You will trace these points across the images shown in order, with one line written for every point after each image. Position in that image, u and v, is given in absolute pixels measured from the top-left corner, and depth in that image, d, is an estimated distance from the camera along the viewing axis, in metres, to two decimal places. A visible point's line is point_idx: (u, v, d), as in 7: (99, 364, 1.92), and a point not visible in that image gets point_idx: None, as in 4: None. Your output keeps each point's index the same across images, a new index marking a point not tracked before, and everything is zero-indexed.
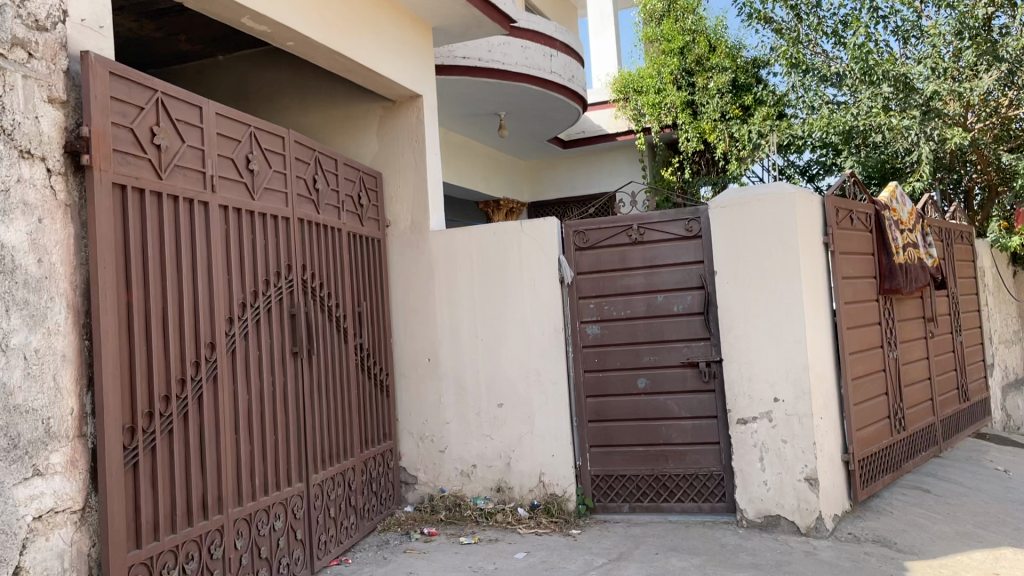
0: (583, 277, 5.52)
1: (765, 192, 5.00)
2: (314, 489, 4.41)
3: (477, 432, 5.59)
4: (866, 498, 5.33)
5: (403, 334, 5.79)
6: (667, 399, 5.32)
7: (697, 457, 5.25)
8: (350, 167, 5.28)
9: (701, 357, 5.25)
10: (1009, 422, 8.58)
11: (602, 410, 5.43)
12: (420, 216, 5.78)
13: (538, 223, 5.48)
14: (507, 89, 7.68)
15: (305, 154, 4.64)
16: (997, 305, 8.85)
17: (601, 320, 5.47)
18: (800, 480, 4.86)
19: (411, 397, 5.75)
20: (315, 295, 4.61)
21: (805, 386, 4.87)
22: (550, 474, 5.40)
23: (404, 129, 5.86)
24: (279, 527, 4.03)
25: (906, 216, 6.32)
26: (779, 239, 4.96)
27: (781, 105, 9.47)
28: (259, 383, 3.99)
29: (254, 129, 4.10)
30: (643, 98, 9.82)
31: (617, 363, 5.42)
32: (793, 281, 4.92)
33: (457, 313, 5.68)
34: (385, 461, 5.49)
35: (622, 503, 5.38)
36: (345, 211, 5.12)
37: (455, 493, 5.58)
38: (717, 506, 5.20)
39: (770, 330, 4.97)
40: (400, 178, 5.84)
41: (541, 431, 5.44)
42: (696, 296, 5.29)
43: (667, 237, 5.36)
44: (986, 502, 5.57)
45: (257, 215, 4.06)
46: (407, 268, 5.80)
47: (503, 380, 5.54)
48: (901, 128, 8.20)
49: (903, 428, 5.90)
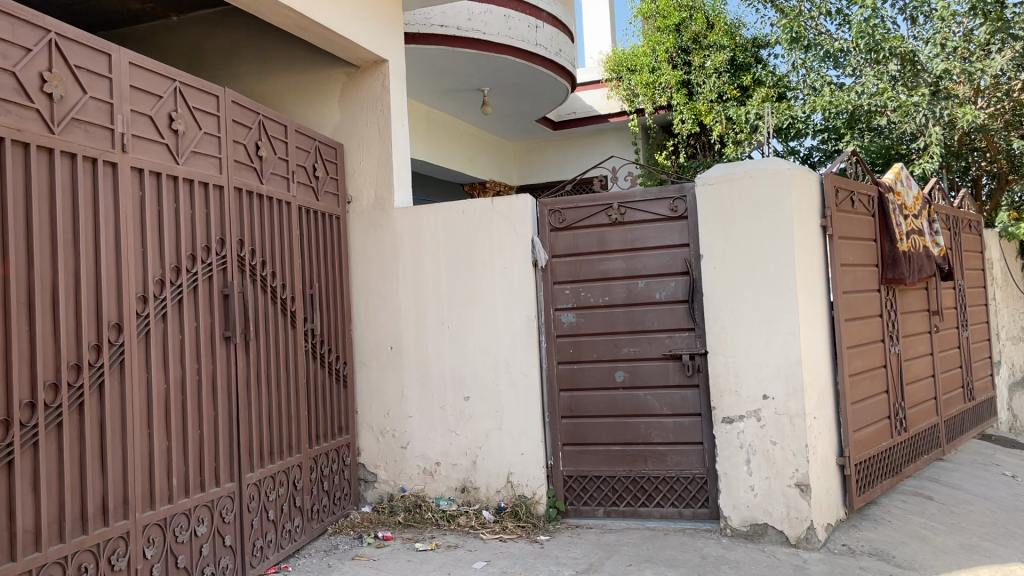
0: (559, 260, 5.07)
1: (757, 167, 4.54)
2: (248, 489, 3.97)
3: (442, 427, 5.15)
4: (863, 506, 4.88)
5: (364, 320, 5.33)
6: (646, 395, 4.87)
7: (679, 458, 4.80)
8: (303, 134, 4.82)
9: (684, 350, 4.80)
10: (1015, 423, 8.13)
11: (576, 406, 4.98)
12: (384, 192, 5.31)
13: (511, 200, 5.02)
14: (488, 61, 7.18)
15: (246, 117, 4.18)
16: (1005, 300, 8.40)
17: (577, 307, 5.02)
18: (790, 485, 4.42)
19: (371, 387, 5.30)
20: (256, 275, 4.16)
21: (797, 384, 4.41)
22: (518, 475, 4.96)
23: (367, 97, 5.39)
24: (202, 533, 3.60)
25: (911, 200, 5.84)
26: (772, 221, 4.50)
27: (782, 86, 9.02)
28: (179, 370, 3.54)
29: (178, 84, 3.65)
30: (637, 77, 9.30)
31: (593, 354, 4.97)
32: (786, 266, 4.46)
33: (422, 297, 5.22)
34: (340, 458, 5.05)
35: (596, 507, 4.93)
36: (295, 182, 4.66)
37: (416, 493, 5.14)
38: (699, 512, 4.75)
39: (760, 320, 4.52)
40: (362, 150, 5.37)
41: (509, 428, 5.00)
42: (680, 283, 4.84)
43: (650, 218, 4.90)
44: (993, 511, 5.12)
45: (180, 180, 3.60)
46: (369, 248, 5.35)
47: (470, 371, 5.10)
48: (910, 106, 7.72)
49: (904, 429, 5.46)
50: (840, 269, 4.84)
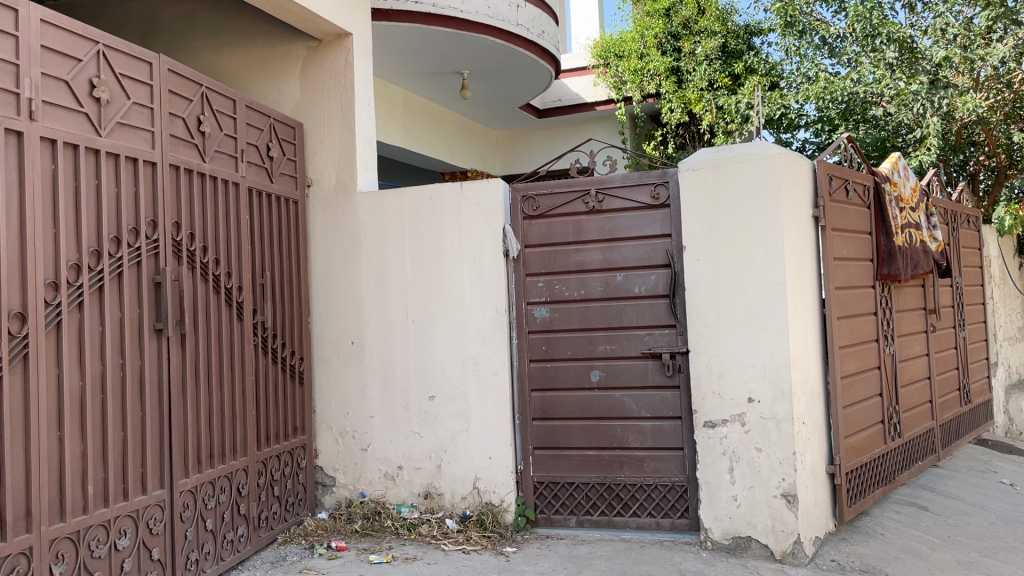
0: (532, 251, 4.72)
1: (745, 152, 4.20)
2: (182, 497, 3.61)
3: (405, 429, 4.79)
4: (854, 517, 4.56)
5: (324, 313, 4.97)
6: (623, 396, 4.53)
7: (657, 465, 4.47)
8: (255, 111, 4.45)
9: (664, 348, 4.47)
10: (1011, 427, 7.82)
11: (548, 407, 4.64)
12: (346, 175, 4.95)
13: (481, 185, 4.67)
14: (468, 42, 6.82)
15: (185, 88, 3.82)
16: (1003, 299, 8.10)
17: (550, 301, 4.67)
18: (776, 496, 4.09)
19: (331, 384, 4.94)
20: (196, 262, 3.80)
21: (784, 386, 4.09)
22: (485, 480, 4.62)
23: (329, 74, 5.00)
24: (123, 547, 3.25)
25: (908, 191, 5.50)
26: (760, 210, 4.16)
27: (774, 75, 8.62)
28: (97, 366, 3.18)
29: (102, 47, 3.28)
30: (625, 63, 8.92)
31: (568, 352, 4.63)
32: (775, 258, 4.12)
33: (386, 288, 4.86)
34: (295, 461, 4.70)
35: (568, 516, 4.59)
36: (245, 161, 4.29)
37: (376, 499, 4.80)
38: (679, 523, 4.42)
39: (746, 317, 4.18)
40: (324, 131, 5.00)
41: (476, 429, 4.65)
42: (661, 276, 4.50)
43: (630, 206, 4.56)
44: (991, 523, 4.80)
45: (103, 154, 3.24)
46: (330, 235, 4.97)
47: (436, 368, 4.75)
48: (908, 94, 7.37)
49: (898, 435, 5.14)
50: (833, 263, 4.50)
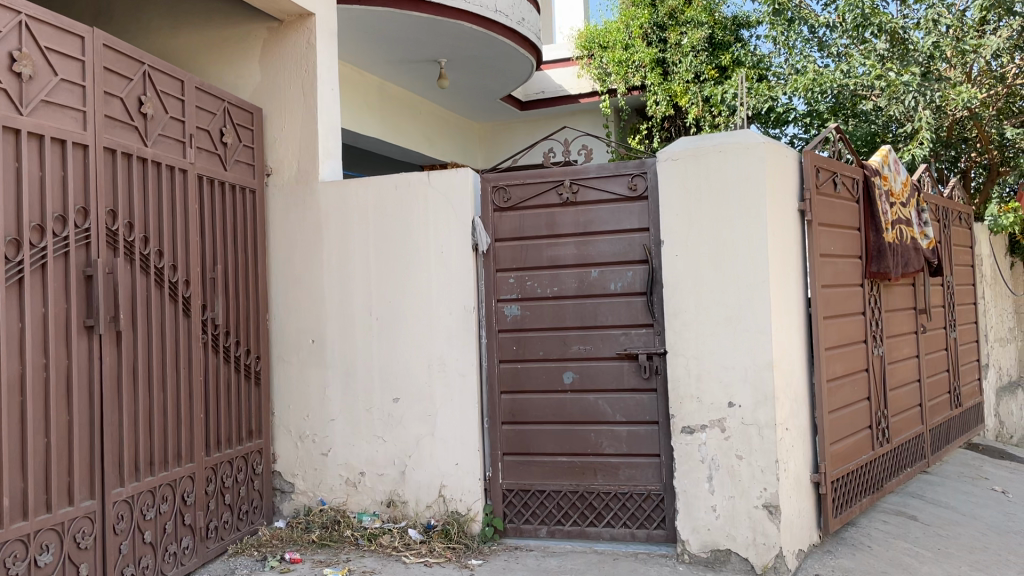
0: (502, 245, 4.45)
1: (727, 141, 3.95)
2: (115, 508, 3.35)
3: (367, 433, 4.53)
4: (839, 528, 4.32)
5: (283, 310, 4.70)
6: (597, 399, 4.28)
7: (633, 473, 4.22)
8: (207, 93, 4.18)
9: (641, 349, 4.22)
10: (1002, 430, 7.61)
11: (518, 410, 4.38)
12: (307, 163, 4.67)
13: (449, 175, 4.41)
14: (444, 28, 6.54)
15: (123, 66, 3.54)
16: (994, 299, 7.90)
17: (521, 298, 4.41)
18: (757, 507, 3.86)
19: (290, 385, 4.67)
20: (135, 254, 3.53)
21: (767, 390, 3.85)
22: (451, 488, 4.36)
23: (291, 57, 4.72)
24: (44, 563, 2.99)
25: (899, 186, 5.27)
26: (741, 203, 3.92)
27: (762, 67, 8.40)
28: (15, 366, 2.91)
29: (24, 17, 3.00)
30: (609, 54, 8.60)
31: (539, 352, 4.38)
32: (757, 255, 3.88)
33: (348, 283, 4.59)
34: (249, 466, 4.43)
35: (538, 526, 4.34)
36: (194, 147, 4.01)
37: (336, 508, 4.53)
38: (654, 534, 4.18)
39: (727, 316, 3.94)
40: (284, 116, 4.73)
41: (442, 434, 4.40)
42: (638, 272, 4.25)
43: (606, 197, 4.30)
44: (983, 534, 4.57)
45: (24, 134, 2.96)
46: (290, 227, 4.69)
47: (401, 369, 4.49)
48: (899, 86, 7.15)
49: (886, 440, 4.91)
50: (820, 260, 4.26)
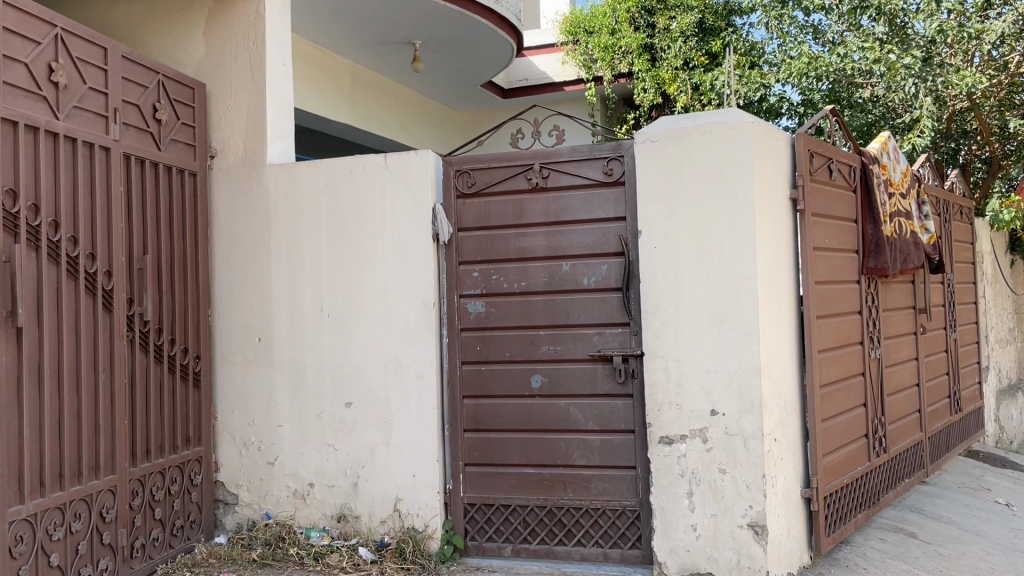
0: (466, 235, 4.05)
1: (711, 120, 3.57)
2: (11, 529, 2.95)
3: (317, 441, 4.13)
4: (832, 547, 3.95)
5: (227, 305, 4.29)
6: (568, 405, 3.89)
7: (606, 486, 3.84)
8: (136, 64, 3.77)
9: (616, 350, 3.83)
10: (1002, 435, 7.26)
11: (482, 417, 3.99)
12: (255, 144, 4.26)
13: (408, 157, 4.01)
14: (416, 7, 6.13)
15: (30, 29, 3.14)
16: (995, 299, 7.54)
17: (486, 294, 4.02)
18: (741, 526, 3.49)
19: (234, 388, 4.27)
20: (42, 242, 3.13)
21: (754, 398, 3.48)
22: (407, 501, 3.98)
23: (238, 28, 4.31)
24: None
25: (898, 176, 4.88)
26: (727, 189, 3.53)
27: (754, 55, 8.03)
28: None
29: None
30: (595, 39, 8.18)
31: (505, 353, 3.98)
32: (744, 248, 3.50)
33: (299, 276, 4.18)
34: (186, 476, 4.03)
35: (503, 544, 3.95)
36: (120, 122, 3.61)
37: (282, 522, 4.13)
38: (629, 555, 3.79)
39: (711, 316, 3.55)
40: (231, 93, 4.32)
41: (398, 443, 4.01)
42: (614, 266, 3.86)
43: (579, 183, 3.90)
44: (989, 553, 4.19)
45: None
46: (235, 214, 4.29)
47: (355, 371, 4.09)
48: (899, 69, 6.70)
49: (883, 449, 4.54)
50: (813, 253, 3.88)
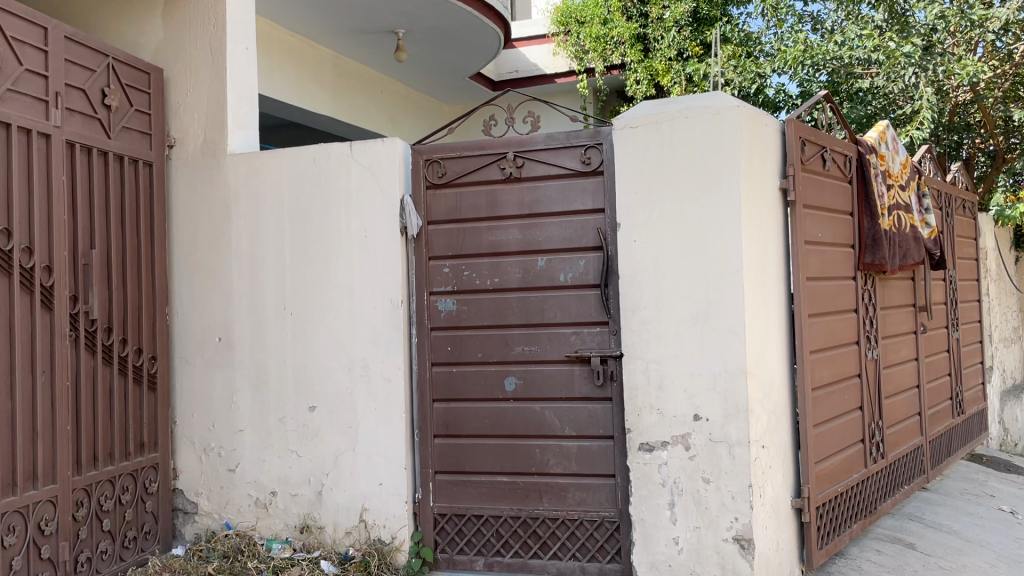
0: (436, 228, 3.81)
1: (695, 105, 3.33)
2: None
3: (280, 447, 3.90)
4: (826, 561, 3.71)
5: (186, 303, 4.06)
6: (543, 409, 3.66)
7: (584, 496, 3.60)
8: (83, 47, 3.54)
9: (594, 351, 3.59)
10: (1006, 438, 7.01)
11: (453, 422, 3.76)
12: (215, 133, 4.03)
13: (375, 145, 3.77)
14: None
15: None
16: (999, 296, 7.29)
17: (457, 291, 3.78)
18: (726, 539, 3.26)
19: (193, 390, 4.04)
20: None
21: (739, 402, 3.24)
22: (373, 512, 3.75)
23: (197, 10, 4.07)
24: None
25: (897, 167, 4.63)
26: (712, 179, 3.29)
27: (751, 46, 7.80)
28: None
29: None
30: (586, 29, 7.90)
31: (477, 353, 3.75)
32: (729, 241, 3.26)
33: (261, 272, 3.95)
34: (140, 485, 3.80)
35: (474, 556, 3.71)
36: (63, 107, 3.38)
37: (242, 533, 3.90)
38: (608, 569, 3.55)
39: (694, 314, 3.32)
40: (190, 78, 4.08)
41: (364, 449, 3.77)
42: (592, 261, 3.62)
43: (556, 172, 3.67)
44: (993, 565, 3.94)
45: None
46: (195, 206, 4.06)
47: (319, 373, 3.86)
48: (899, 58, 6.44)
49: (881, 455, 4.30)
50: (805, 247, 3.64)
